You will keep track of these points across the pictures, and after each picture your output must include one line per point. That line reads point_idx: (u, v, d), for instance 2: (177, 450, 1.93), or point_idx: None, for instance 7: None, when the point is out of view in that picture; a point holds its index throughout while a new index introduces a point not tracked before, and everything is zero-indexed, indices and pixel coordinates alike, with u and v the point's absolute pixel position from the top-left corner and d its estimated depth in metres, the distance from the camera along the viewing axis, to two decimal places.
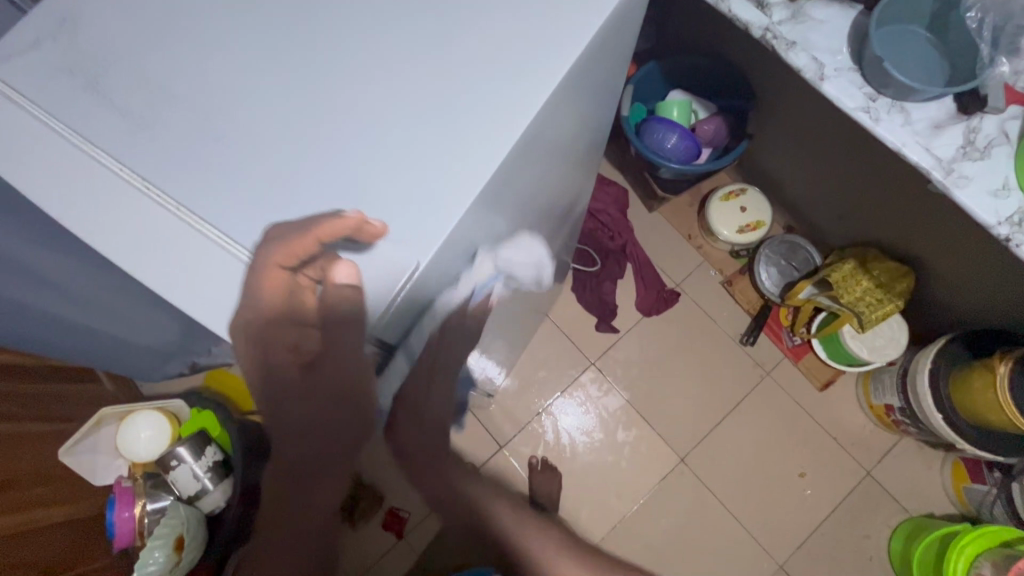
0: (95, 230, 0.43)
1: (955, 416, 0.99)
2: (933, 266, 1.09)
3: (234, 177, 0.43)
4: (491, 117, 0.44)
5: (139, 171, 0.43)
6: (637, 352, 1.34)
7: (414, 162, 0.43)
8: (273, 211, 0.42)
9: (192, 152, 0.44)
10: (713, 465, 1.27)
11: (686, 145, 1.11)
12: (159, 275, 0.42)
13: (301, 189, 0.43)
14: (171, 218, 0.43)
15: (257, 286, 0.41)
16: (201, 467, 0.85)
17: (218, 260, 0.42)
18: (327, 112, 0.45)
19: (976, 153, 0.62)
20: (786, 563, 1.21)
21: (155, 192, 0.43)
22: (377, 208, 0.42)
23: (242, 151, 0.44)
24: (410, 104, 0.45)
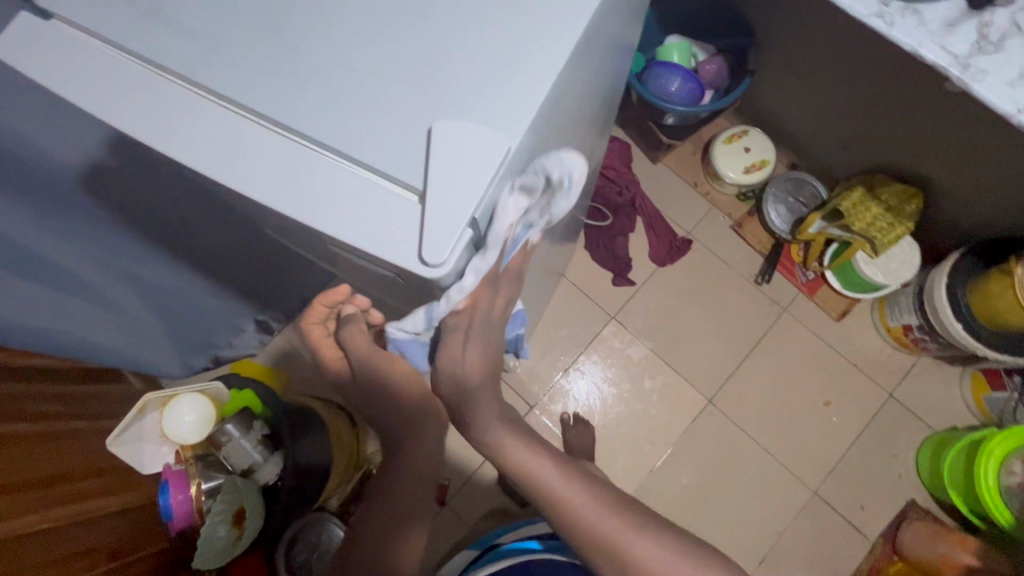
0: (170, 143, 0.42)
1: (974, 324, 1.03)
2: (942, 183, 1.11)
3: (301, 90, 0.42)
4: (552, 15, 0.42)
5: (203, 84, 0.42)
6: (655, 302, 1.36)
7: (458, 81, 0.41)
8: (343, 124, 0.41)
9: (238, 78, 0.42)
10: (739, 404, 1.29)
11: (689, 87, 1.12)
12: (240, 178, 0.41)
13: (343, 117, 0.41)
14: (249, 124, 0.42)
15: (321, 201, 0.40)
16: (248, 441, 0.91)
17: (305, 157, 0.41)
18: (362, 39, 0.42)
19: (990, 46, 0.64)
20: (820, 488, 1.24)
21: (228, 99, 0.42)
22: (452, 113, 0.40)
23: (283, 79, 0.42)
24: (452, 22, 0.43)
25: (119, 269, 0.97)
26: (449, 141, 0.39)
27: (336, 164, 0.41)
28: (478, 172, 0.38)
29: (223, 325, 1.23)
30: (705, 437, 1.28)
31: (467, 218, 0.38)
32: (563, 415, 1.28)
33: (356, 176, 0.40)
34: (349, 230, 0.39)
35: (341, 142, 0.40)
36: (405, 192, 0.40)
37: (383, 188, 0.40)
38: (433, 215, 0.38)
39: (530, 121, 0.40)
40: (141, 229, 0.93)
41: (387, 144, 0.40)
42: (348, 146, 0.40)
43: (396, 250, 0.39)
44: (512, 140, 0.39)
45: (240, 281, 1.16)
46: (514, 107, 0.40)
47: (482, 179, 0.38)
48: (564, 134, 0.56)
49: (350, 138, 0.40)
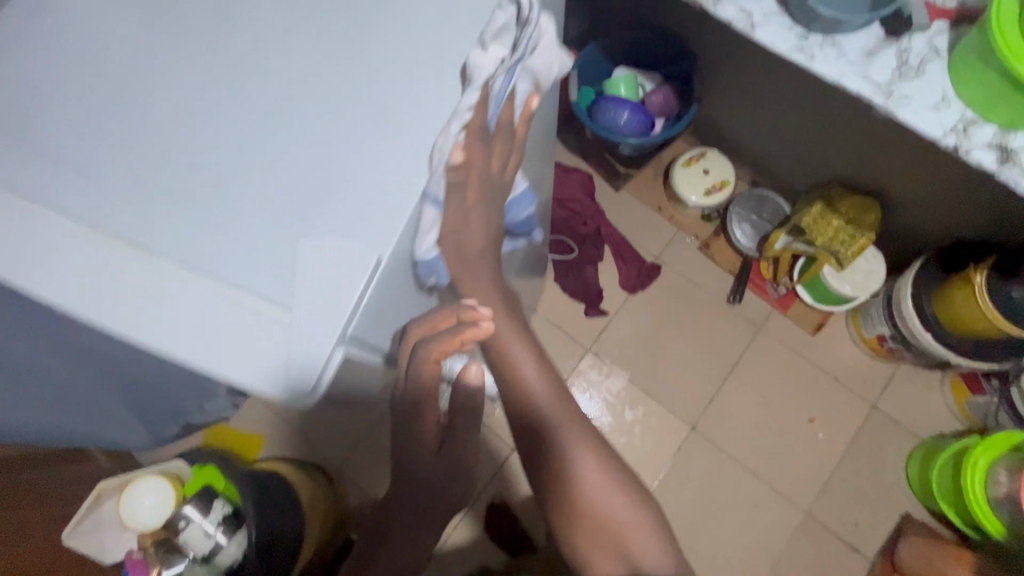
0: (91, 287, 0.50)
1: (944, 333, 1.01)
2: (896, 193, 1.12)
3: (201, 230, 0.50)
4: (410, 146, 0.50)
5: (113, 236, 0.50)
6: (630, 330, 1.35)
7: (324, 222, 0.49)
8: (237, 258, 0.49)
9: (143, 231, 0.50)
10: (723, 428, 1.27)
11: (638, 119, 1.12)
12: (150, 314, 0.49)
13: (230, 262, 0.49)
14: (152, 264, 0.49)
15: (213, 341, 0.48)
16: (211, 524, 0.85)
17: (203, 290, 0.49)
18: (245, 187, 0.50)
19: (910, 72, 0.64)
20: (812, 508, 1.21)
21: (136, 244, 0.50)
22: (316, 250, 0.48)
23: (181, 230, 0.50)
24: (317, 165, 0.50)
25: None
26: (324, 270, 0.48)
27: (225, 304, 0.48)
28: (348, 295, 0.47)
29: None
30: (691, 465, 1.25)
31: (339, 337, 0.47)
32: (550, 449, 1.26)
33: (245, 304, 0.48)
34: (242, 355, 0.48)
35: (236, 275, 0.49)
36: (285, 314, 0.48)
37: (266, 313, 0.48)
38: (310, 336, 0.47)
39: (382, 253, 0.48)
40: None
41: (269, 278, 0.48)
42: (240, 279, 0.49)
43: (280, 369, 0.48)
44: (378, 261, 0.48)
45: None
46: (376, 233, 0.48)
47: (352, 301, 0.47)
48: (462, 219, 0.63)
49: (243, 271, 0.49)
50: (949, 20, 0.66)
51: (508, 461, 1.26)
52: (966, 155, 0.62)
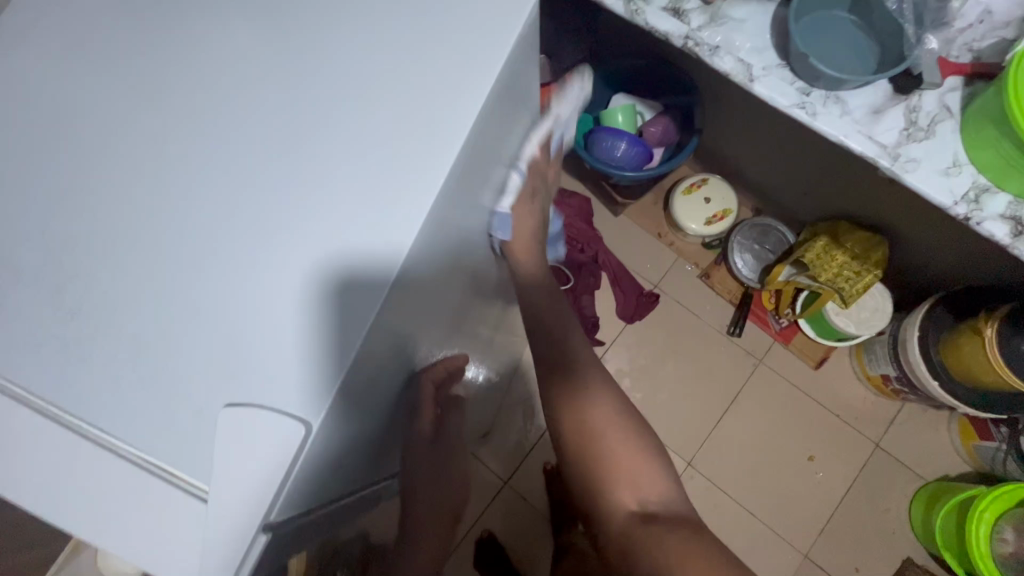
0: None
1: (951, 381, 0.97)
2: (904, 230, 1.08)
3: (111, 380, 0.43)
4: (351, 286, 0.42)
5: (13, 382, 0.43)
6: (627, 361, 1.32)
7: (259, 355, 0.41)
8: (148, 421, 0.42)
9: (50, 370, 0.43)
10: (720, 465, 1.24)
11: (637, 151, 1.08)
12: (50, 490, 0.43)
13: (150, 410, 0.42)
14: (51, 425, 0.43)
15: (133, 520, 0.42)
16: None
17: (107, 463, 0.42)
18: (167, 313, 0.43)
19: (920, 132, 0.60)
20: (810, 551, 1.18)
21: (36, 396, 0.43)
22: (247, 395, 0.41)
23: (94, 370, 0.43)
24: (252, 282, 0.43)
25: None
26: (240, 442, 0.39)
27: (143, 471, 0.41)
28: (265, 481, 0.39)
29: None
30: (687, 503, 1.22)
31: (258, 527, 0.39)
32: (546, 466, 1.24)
33: (153, 482, 0.41)
34: (150, 546, 0.42)
35: (145, 443, 0.42)
36: (198, 494, 0.41)
37: (177, 494, 0.41)
38: (221, 526, 0.40)
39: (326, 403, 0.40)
40: None
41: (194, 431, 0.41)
42: (149, 450, 0.42)
43: (195, 559, 0.41)
44: (307, 433, 0.39)
45: None
46: (305, 399, 0.40)
47: (271, 486, 0.39)
48: (425, 326, 0.54)
49: (154, 437, 0.42)
50: (963, 75, 0.62)
51: (500, 495, 1.24)
52: (979, 226, 0.58)
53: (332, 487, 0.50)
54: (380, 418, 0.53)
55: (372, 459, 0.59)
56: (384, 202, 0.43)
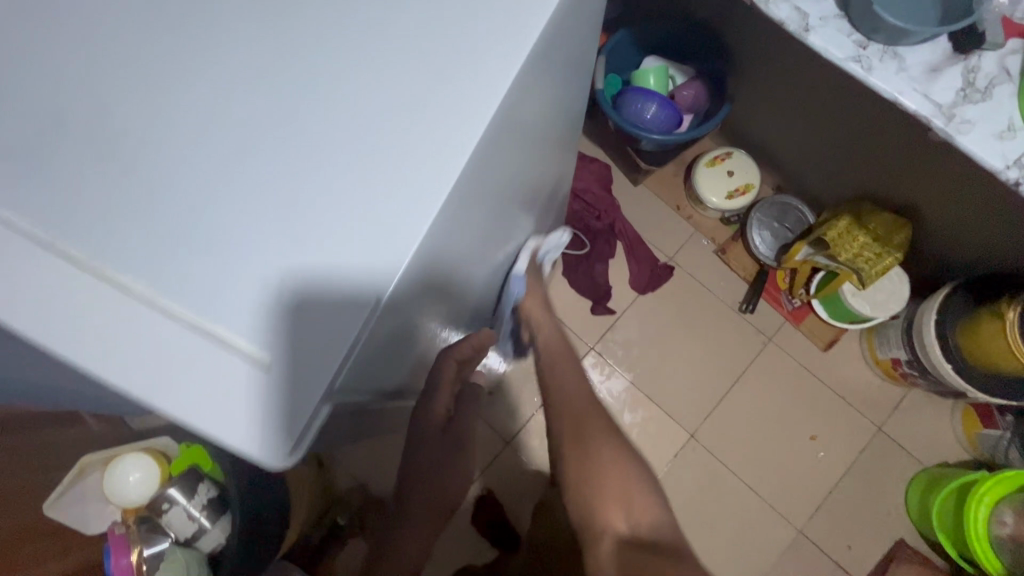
0: (34, 303, 0.42)
1: (965, 365, 0.98)
2: (930, 215, 1.06)
3: (162, 244, 0.42)
4: (396, 211, 0.42)
5: (58, 239, 0.42)
6: (637, 332, 1.31)
7: (323, 231, 0.42)
8: (199, 292, 0.41)
9: (92, 232, 0.42)
10: (722, 438, 1.25)
11: (667, 113, 1.07)
12: (96, 350, 0.42)
13: (202, 277, 0.42)
14: (99, 288, 0.42)
15: (179, 385, 0.41)
16: (195, 507, 0.84)
17: (159, 328, 0.42)
18: (223, 182, 0.43)
19: (977, 94, 0.59)
20: (805, 527, 1.20)
21: (80, 255, 0.42)
22: (310, 271, 0.41)
23: (142, 234, 0.42)
24: (316, 162, 0.43)
25: None
26: (301, 322, 0.41)
27: (196, 336, 0.41)
28: (335, 348, 0.41)
29: None
30: (687, 473, 1.23)
31: (320, 394, 0.41)
32: None
33: (207, 350, 0.41)
34: (201, 409, 0.41)
35: (196, 313, 0.41)
36: (252, 367, 0.41)
37: (233, 362, 0.41)
38: (285, 392, 0.41)
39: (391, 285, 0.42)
40: None
41: (249, 303, 0.41)
42: (203, 314, 0.41)
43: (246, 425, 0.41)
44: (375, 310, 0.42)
45: None
46: (368, 283, 0.42)
47: (335, 362, 0.41)
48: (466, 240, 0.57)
49: (206, 309, 0.41)
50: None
51: (502, 454, 1.25)
52: None
53: (369, 379, 0.52)
54: (413, 328, 0.56)
55: (400, 370, 0.63)
56: (453, 95, 0.43)
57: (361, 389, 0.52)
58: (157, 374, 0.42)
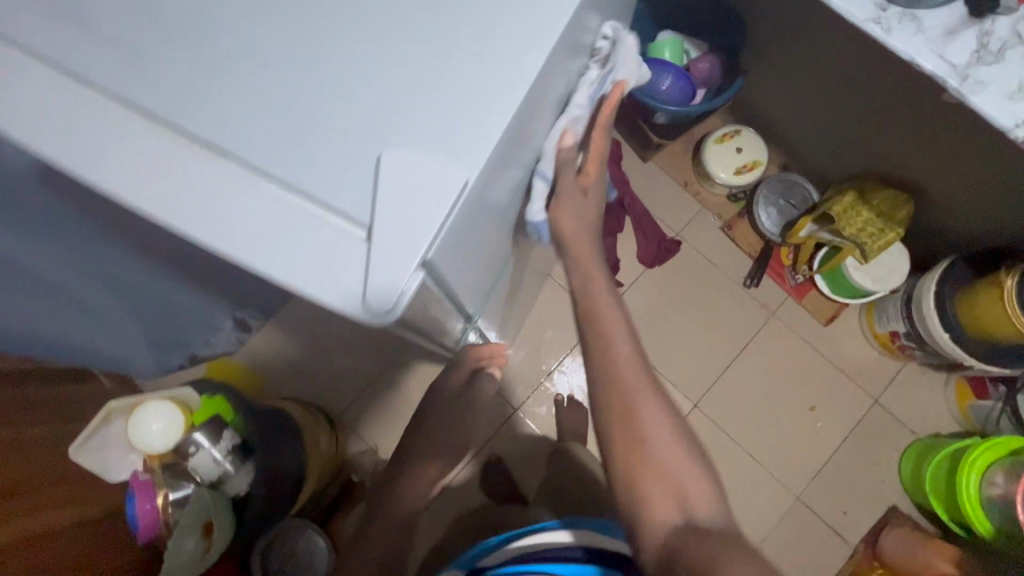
0: (93, 161, 0.38)
1: (962, 334, 1.02)
2: (933, 191, 1.09)
3: (233, 99, 0.37)
4: (498, 64, 0.37)
5: (117, 91, 0.38)
6: (643, 304, 1.34)
7: (415, 85, 0.37)
8: (287, 150, 0.37)
9: (151, 85, 0.38)
10: (723, 408, 1.28)
11: (680, 86, 1.10)
12: (161, 205, 0.37)
13: (280, 135, 0.37)
14: (176, 141, 0.37)
15: (254, 246, 0.36)
16: (219, 452, 0.87)
17: (242, 186, 0.37)
18: (297, 36, 0.38)
19: (989, 56, 0.61)
20: (802, 494, 1.24)
21: (142, 107, 0.38)
22: (402, 128, 0.36)
23: (207, 90, 0.38)
24: (405, 17, 0.38)
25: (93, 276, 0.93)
26: (398, 178, 0.35)
27: (277, 193, 0.36)
28: (432, 210, 0.35)
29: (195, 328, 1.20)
30: None
31: (417, 262, 0.35)
32: (557, 396, 1.28)
33: (295, 210, 0.36)
34: (291, 268, 0.35)
35: (284, 168, 0.36)
36: (352, 229, 0.36)
37: (325, 222, 0.36)
38: (376, 258, 0.35)
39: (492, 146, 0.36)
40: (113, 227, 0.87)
41: (332, 162, 0.36)
42: (284, 172, 0.36)
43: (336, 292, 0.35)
44: (472, 172, 0.35)
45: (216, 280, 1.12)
46: (466, 141, 0.36)
47: (431, 223, 0.35)
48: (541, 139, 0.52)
49: (291, 165, 0.36)
50: None
51: (509, 421, 1.27)
52: None
53: (452, 282, 0.46)
54: (476, 251, 0.49)
55: (470, 293, 0.57)
56: None
57: (444, 290, 0.45)
58: (229, 231, 0.36)
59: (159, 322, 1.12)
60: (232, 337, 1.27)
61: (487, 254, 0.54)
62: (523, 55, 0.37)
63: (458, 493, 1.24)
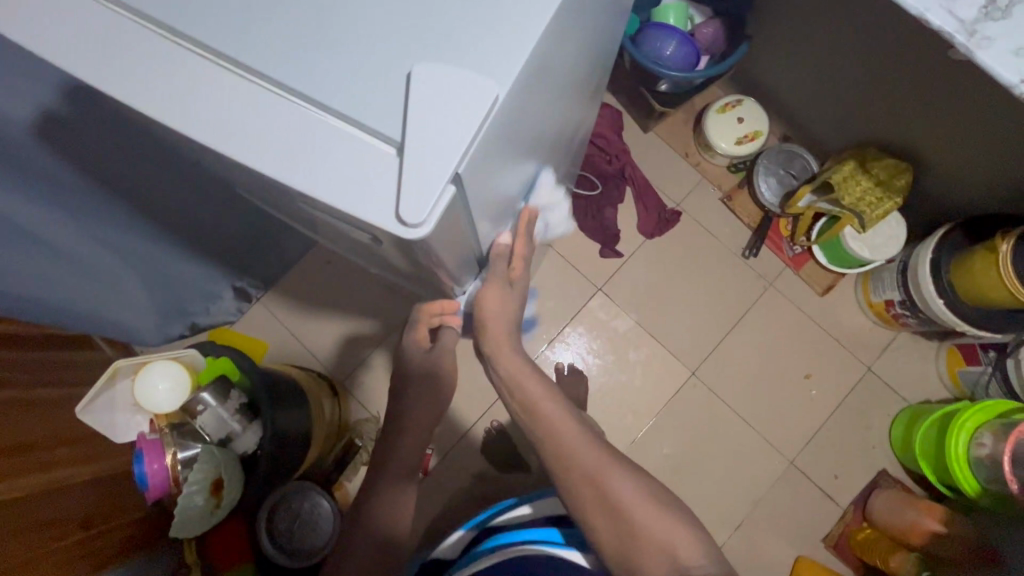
0: (129, 84, 0.39)
1: (956, 300, 1.04)
2: (933, 159, 1.10)
3: (266, 22, 0.38)
4: None
5: (155, 17, 0.39)
6: (643, 274, 1.35)
7: (445, 11, 0.38)
8: (320, 70, 0.37)
9: (187, 10, 0.39)
10: (721, 376, 1.31)
11: (685, 51, 1.09)
12: (195, 122, 0.38)
13: (314, 55, 0.38)
14: (210, 64, 0.39)
15: (287, 161, 0.36)
16: (227, 411, 0.90)
17: (275, 106, 0.37)
18: None
19: (998, 12, 0.61)
20: (796, 458, 1.27)
21: (178, 36, 0.39)
22: (433, 50, 0.37)
23: (241, 16, 0.39)
24: None
25: (99, 241, 0.93)
26: (428, 93, 0.36)
27: (312, 112, 0.37)
28: (463, 123, 0.35)
29: (197, 295, 1.20)
30: (686, 409, 1.29)
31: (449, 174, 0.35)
32: (558, 364, 1.29)
33: (329, 127, 0.37)
34: (325, 181, 0.36)
35: (315, 87, 0.37)
36: (383, 145, 0.36)
37: (356, 139, 0.37)
38: (407, 169, 0.35)
39: (520, 67, 0.37)
40: (116, 190, 0.86)
41: (365, 81, 0.37)
42: (317, 89, 0.37)
43: (367, 205, 0.36)
44: (500, 90, 0.36)
45: (217, 247, 1.11)
46: (494, 64, 0.37)
47: (462, 136, 0.35)
48: (557, 82, 0.53)
49: (325, 83, 0.37)
50: None
51: None
52: None
53: (473, 217, 0.46)
54: (491, 199, 0.50)
55: (485, 239, 0.58)
56: None
57: (465, 222, 0.46)
58: (264, 147, 0.37)
59: (164, 288, 1.11)
60: (233, 305, 1.27)
61: (502, 198, 0.55)
62: (533, 13, 0.38)
63: (460, 460, 1.25)
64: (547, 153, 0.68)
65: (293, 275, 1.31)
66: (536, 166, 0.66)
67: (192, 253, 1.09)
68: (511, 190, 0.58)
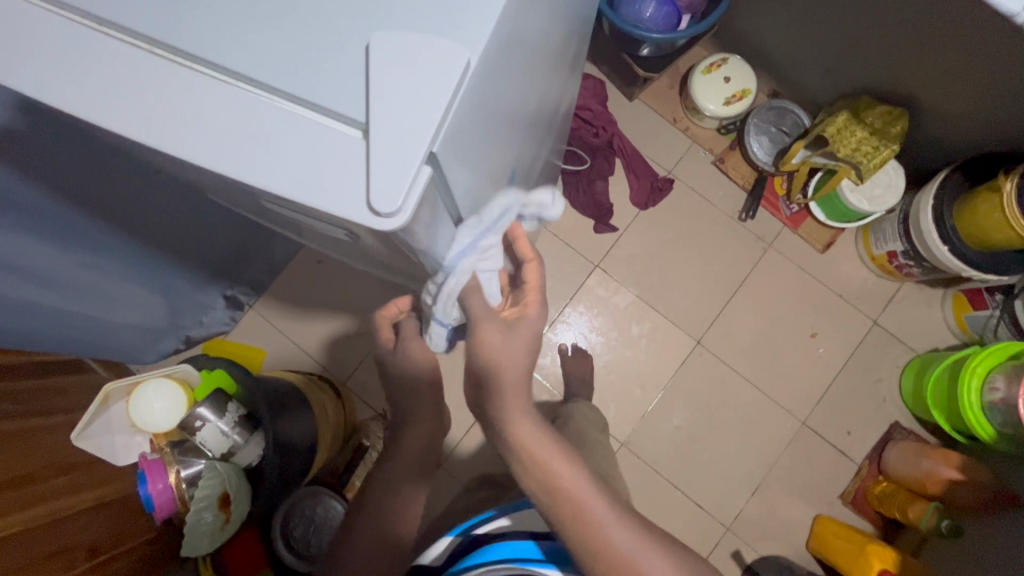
0: (65, 86, 0.35)
1: (962, 246, 1.01)
2: (928, 102, 1.07)
3: (214, 11, 0.35)
4: None
5: (85, 10, 0.36)
6: (640, 246, 1.32)
7: None
8: (273, 53, 0.35)
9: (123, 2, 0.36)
10: (727, 343, 1.29)
11: (665, 12, 1.05)
12: (141, 123, 0.34)
13: (266, 39, 0.35)
14: (150, 58, 0.35)
15: (246, 155, 0.33)
16: (226, 424, 0.87)
17: (225, 97, 0.34)
18: None
19: None
20: (807, 418, 1.26)
21: (112, 29, 0.36)
22: (393, 21, 0.34)
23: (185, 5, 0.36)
24: None
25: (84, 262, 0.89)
26: (393, 69, 0.33)
27: (267, 101, 0.34)
28: (435, 96, 0.32)
29: (187, 307, 1.17)
30: (694, 379, 1.28)
31: (423, 155, 0.32)
32: (561, 346, 1.27)
33: (285, 115, 0.34)
34: (289, 172, 0.33)
35: (268, 74, 0.34)
36: (349, 130, 0.34)
37: (317, 125, 0.34)
38: (377, 152, 0.32)
39: (491, 31, 0.34)
40: (90, 210, 0.82)
41: (322, 62, 0.34)
42: (270, 75, 0.34)
43: (336, 195, 0.33)
44: (471, 58, 0.33)
45: (203, 255, 1.08)
46: (463, 31, 0.34)
47: (434, 111, 0.32)
48: (532, 50, 0.50)
49: (278, 69, 0.34)
50: None
51: None
52: None
53: (455, 198, 0.43)
54: (474, 177, 0.47)
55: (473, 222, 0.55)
56: None
57: (448, 205, 0.43)
58: (220, 142, 0.34)
59: (151, 304, 1.08)
60: (225, 315, 1.24)
61: (487, 177, 0.52)
62: None
63: (471, 449, 1.24)
64: (530, 127, 0.65)
65: (283, 279, 1.28)
66: (520, 143, 0.63)
67: (177, 265, 1.06)
68: (494, 169, 0.55)
